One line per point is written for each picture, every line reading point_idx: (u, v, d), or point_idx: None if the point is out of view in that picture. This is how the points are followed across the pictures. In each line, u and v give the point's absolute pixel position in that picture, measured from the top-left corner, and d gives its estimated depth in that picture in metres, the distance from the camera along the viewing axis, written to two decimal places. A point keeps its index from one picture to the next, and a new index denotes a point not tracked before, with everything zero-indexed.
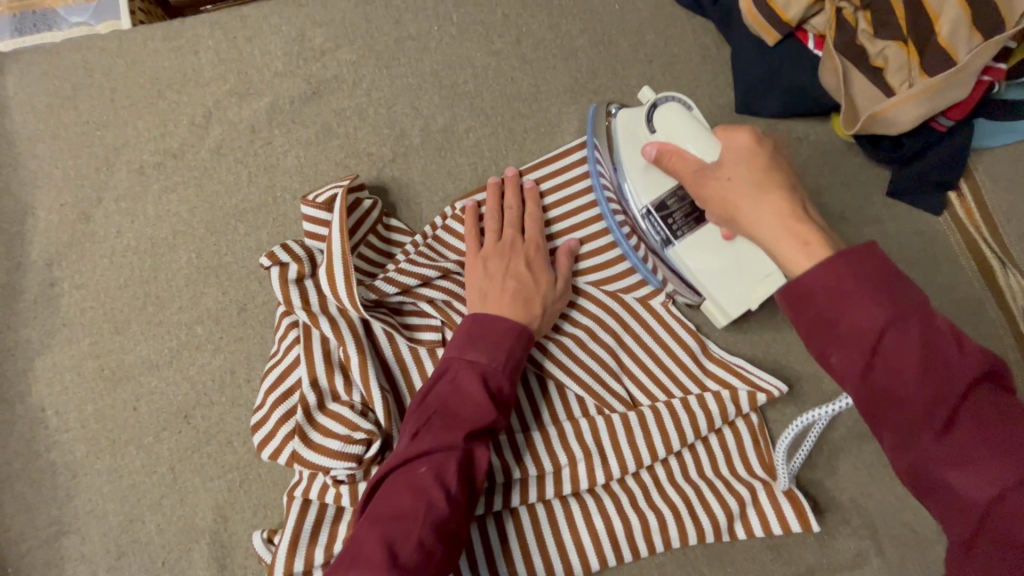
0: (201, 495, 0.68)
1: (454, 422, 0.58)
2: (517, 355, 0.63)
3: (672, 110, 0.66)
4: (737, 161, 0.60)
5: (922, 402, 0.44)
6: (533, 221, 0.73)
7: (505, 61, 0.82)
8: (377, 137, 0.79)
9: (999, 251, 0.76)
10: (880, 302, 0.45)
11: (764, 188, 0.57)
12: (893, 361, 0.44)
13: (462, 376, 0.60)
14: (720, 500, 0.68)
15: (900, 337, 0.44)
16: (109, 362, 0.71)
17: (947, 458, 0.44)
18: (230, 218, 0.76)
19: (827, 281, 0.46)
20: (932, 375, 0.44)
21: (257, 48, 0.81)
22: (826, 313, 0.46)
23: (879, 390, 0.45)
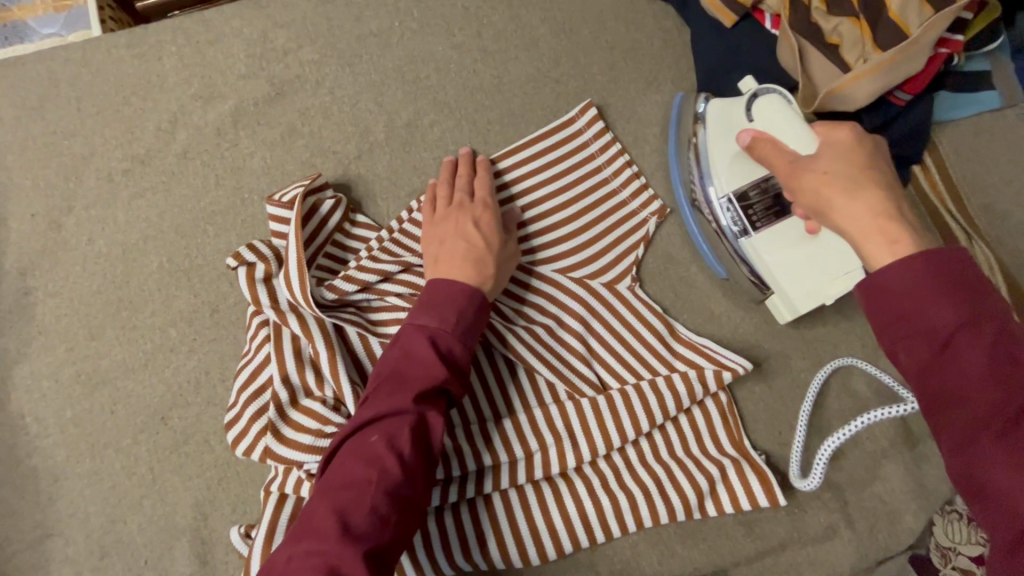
0: (181, 494, 0.69)
1: (404, 387, 0.59)
2: (467, 317, 0.64)
3: (772, 100, 0.66)
4: (835, 155, 0.58)
5: (987, 403, 0.43)
6: (484, 187, 0.73)
7: (466, 54, 0.82)
8: (342, 135, 0.80)
9: (966, 225, 0.75)
10: (954, 304, 0.46)
11: (853, 184, 0.56)
12: (961, 361, 0.44)
13: (413, 342, 0.61)
14: (690, 478, 0.69)
15: (974, 339, 0.45)
16: (85, 367, 0.72)
17: (1004, 462, 0.42)
18: (199, 221, 0.77)
19: (906, 278, 0.48)
20: (999, 379, 0.43)
21: (220, 52, 0.81)
22: (900, 306, 0.48)
23: (943, 388, 0.45)
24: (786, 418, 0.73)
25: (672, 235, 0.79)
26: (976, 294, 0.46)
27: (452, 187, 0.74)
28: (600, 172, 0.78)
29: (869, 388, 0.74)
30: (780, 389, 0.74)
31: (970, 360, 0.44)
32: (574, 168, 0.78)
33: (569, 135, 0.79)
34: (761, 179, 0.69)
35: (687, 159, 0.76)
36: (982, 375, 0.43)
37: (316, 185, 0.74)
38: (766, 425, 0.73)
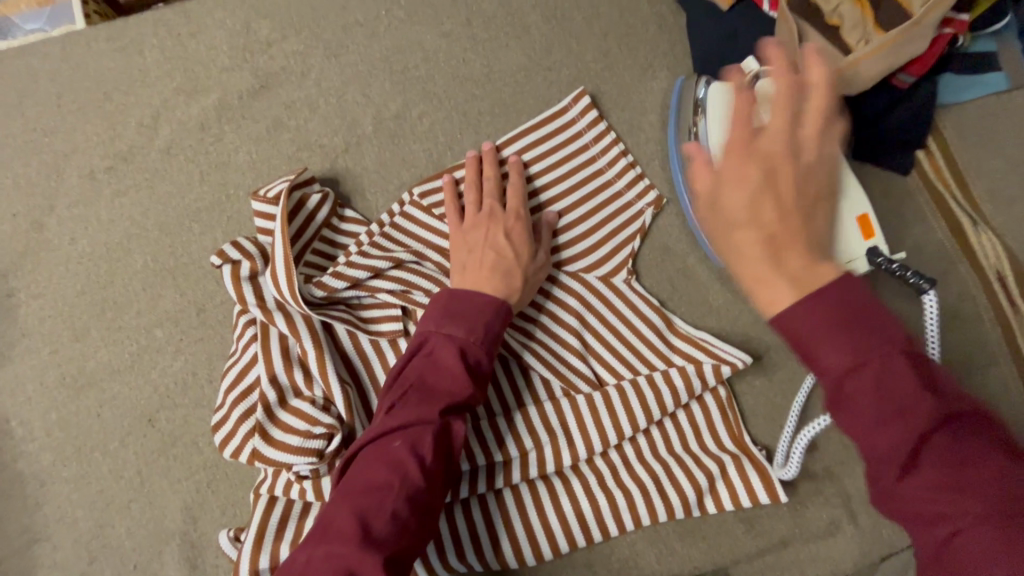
0: (170, 497, 0.68)
1: (431, 396, 0.58)
2: (494, 329, 0.62)
3: (776, 83, 0.64)
4: (746, 190, 0.47)
5: (879, 449, 0.40)
6: (518, 194, 0.71)
7: (455, 43, 0.80)
8: (329, 128, 0.78)
9: (971, 211, 0.74)
10: (841, 349, 0.40)
11: (756, 190, 0.47)
12: (853, 407, 0.40)
13: (439, 349, 0.60)
14: (689, 475, 0.68)
15: (864, 385, 0.40)
16: (70, 370, 0.71)
17: (912, 497, 0.39)
18: (184, 219, 0.75)
19: (796, 316, 0.42)
20: (894, 424, 0.39)
21: (203, 44, 0.79)
22: (791, 344, 0.43)
23: (845, 433, 0.41)
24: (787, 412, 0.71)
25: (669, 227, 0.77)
26: (865, 322, 0.41)
27: (485, 192, 0.72)
28: (595, 163, 0.76)
29: None
30: (780, 382, 0.72)
31: (860, 405, 0.40)
32: (568, 159, 0.76)
33: (562, 126, 0.76)
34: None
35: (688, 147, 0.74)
36: (875, 422, 0.39)
37: (303, 180, 0.72)
38: (767, 419, 0.71)
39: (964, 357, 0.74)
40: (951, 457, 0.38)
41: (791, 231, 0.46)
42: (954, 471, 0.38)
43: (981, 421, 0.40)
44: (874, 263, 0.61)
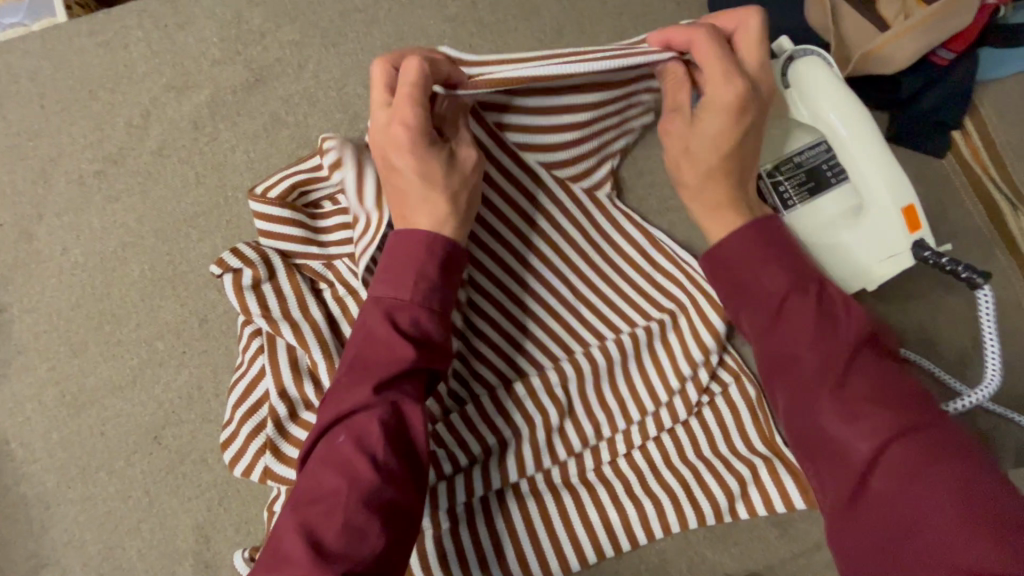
0: (180, 516, 0.65)
1: (363, 376, 0.53)
2: (429, 276, 0.56)
3: (810, 64, 0.61)
4: (716, 122, 0.56)
5: (819, 360, 0.49)
6: (416, 92, 0.55)
7: (461, 27, 0.75)
8: (330, 123, 0.73)
9: (1012, 195, 0.70)
10: (781, 271, 0.53)
11: (729, 135, 0.56)
12: (795, 324, 0.51)
13: (371, 318, 0.55)
14: (720, 480, 0.65)
15: (800, 300, 0.52)
16: (70, 387, 0.68)
17: (840, 411, 0.48)
18: (182, 224, 0.71)
19: (748, 249, 0.55)
20: (830, 337, 0.50)
21: (192, 36, 0.74)
22: (738, 276, 0.55)
23: (783, 348, 0.51)
24: None
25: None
26: (797, 259, 0.54)
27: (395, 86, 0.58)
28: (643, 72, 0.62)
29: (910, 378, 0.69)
30: None
31: (802, 321, 0.51)
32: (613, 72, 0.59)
33: (627, 53, 0.59)
34: (794, 154, 0.63)
35: None
36: (813, 335, 0.50)
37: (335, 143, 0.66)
38: None
39: (1007, 350, 0.70)
40: (875, 369, 0.49)
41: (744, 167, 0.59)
42: (877, 379, 0.49)
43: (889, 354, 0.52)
44: (921, 258, 0.58)
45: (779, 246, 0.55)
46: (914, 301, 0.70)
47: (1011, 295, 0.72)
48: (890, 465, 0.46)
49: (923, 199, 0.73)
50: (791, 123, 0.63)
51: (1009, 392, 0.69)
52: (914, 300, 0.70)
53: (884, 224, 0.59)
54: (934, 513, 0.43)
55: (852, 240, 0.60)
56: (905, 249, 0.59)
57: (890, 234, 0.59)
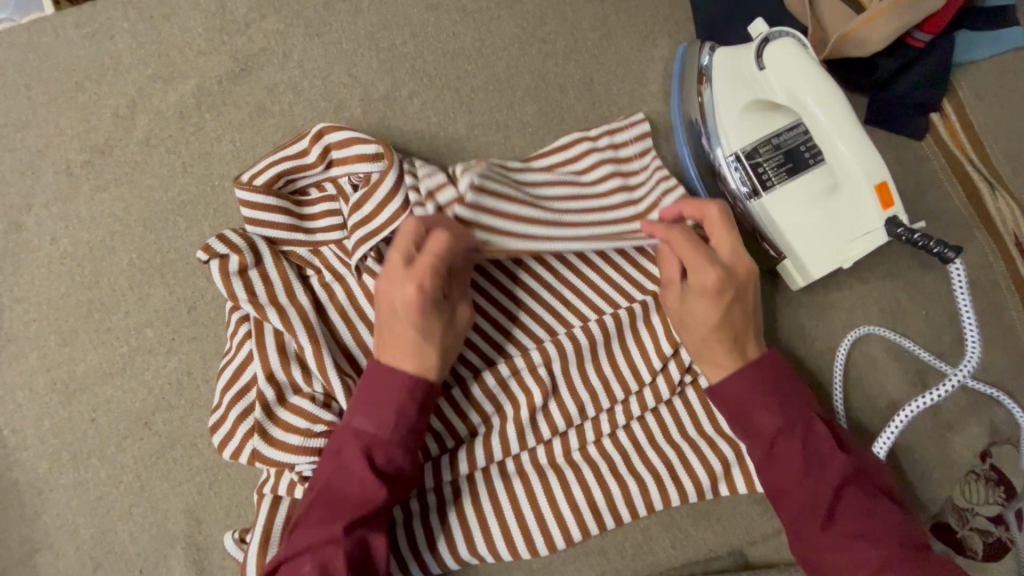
0: (171, 500, 0.66)
1: (337, 511, 0.56)
2: (408, 416, 0.58)
3: (786, 45, 0.62)
4: (706, 303, 0.60)
5: (810, 500, 0.58)
6: (439, 262, 0.57)
7: (444, 16, 0.76)
8: (315, 112, 0.74)
9: (988, 173, 0.73)
10: (775, 414, 0.59)
11: (719, 311, 0.60)
12: (786, 465, 0.59)
13: (347, 449, 0.57)
14: (703, 460, 0.66)
15: (791, 442, 0.59)
16: (61, 375, 0.68)
17: (830, 548, 0.57)
18: (169, 213, 0.72)
19: (743, 390, 0.60)
20: (815, 479, 0.58)
21: (177, 27, 0.75)
22: (736, 410, 0.61)
23: (779, 484, 0.59)
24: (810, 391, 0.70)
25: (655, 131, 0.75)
26: (789, 398, 0.60)
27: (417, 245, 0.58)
28: (637, 209, 0.69)
29: (889, 356, 0.71)
30: (801, 362, 0.71)
31: (792, 462, 0.58)
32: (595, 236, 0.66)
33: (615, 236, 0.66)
34: (773, 136, 0.64)
35: (693, 120, 0.71)
36: (800, 477, 0.58)
37: (326, 133, 0.67)
38: None
39: (984, 327, 0.72)
40: (858, 506, 0.57)
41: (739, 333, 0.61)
42: (861, 518, 0.57)
43: (870, 480, 0.59)
44: (895, 234, 0.59)
45: (772, 379, 0.61)
46: (894, 281, 0.71)
47: (989, 273, 0.73)
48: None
49: (902, 181, 0.74)
50: (771, 105, 0.64)
51: (985, 368, 0.71)
52: (893, 279, 0.71)
53: (859, 204, 0.60)
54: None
55: (811, 249, 0.64)
56: (879, 226, 0.60)
57: (864, 214, 0.61)
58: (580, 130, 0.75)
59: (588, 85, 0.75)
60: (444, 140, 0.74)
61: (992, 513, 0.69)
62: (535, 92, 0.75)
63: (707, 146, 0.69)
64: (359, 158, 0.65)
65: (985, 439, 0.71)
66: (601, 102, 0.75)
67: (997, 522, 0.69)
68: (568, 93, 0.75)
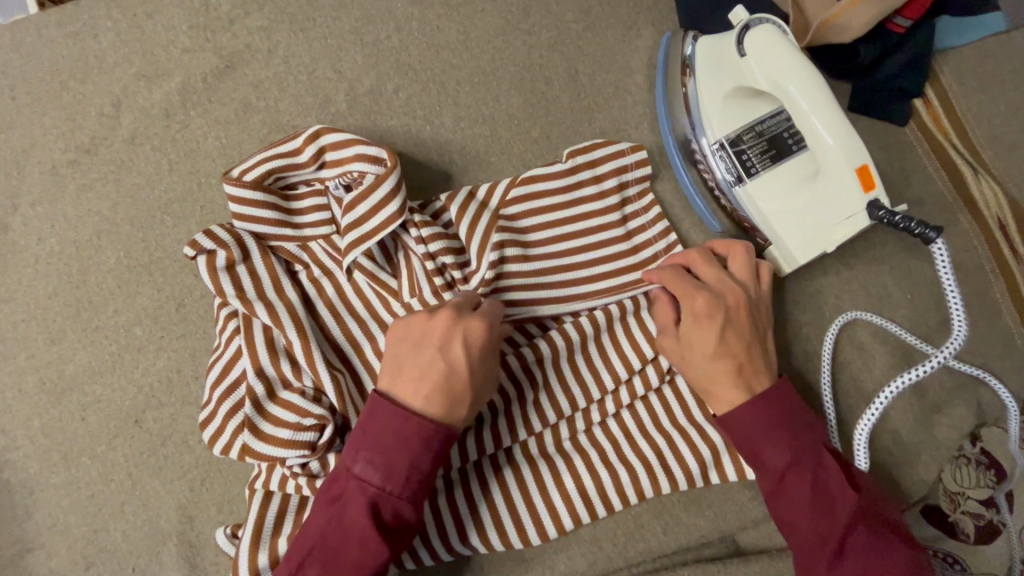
0: (164, 498, 0.66)
1: (335, 566, 0.53)
2: (418, 472, 0.55)
3: (767, 31, 0.62)
4: (703, 339, 0.61)
5: (819, 538, 0.56)
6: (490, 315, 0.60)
7: (428, 10, 0.76)
8: (300, 108, 0.74)
9: (970, 158, 0.74)
10: (782, 446, 0.58)
11: (719, 340, 0.61)
12: (794, 499, 0.57)
13: (350, 494, 0.54)
14: (693, 448, 0.66)
15: (799, 474, 0.57)
16: (50, 374, 0.68)
17: None
18: (156, 211, 0.72)
19: (754, 423, 0.59)
20: (827, 515, 0.56)
21: (161, 25, 0.75)
22: (744, 442, 0.59)
23: (786, 518, 0.57)
24: (798, 376, 0.71)
25: (643, 141, 0.75)
26: (799, 431, 0.59)
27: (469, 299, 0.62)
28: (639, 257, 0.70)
29: (875, 339, 0.71)
30: (789, 347, 0.71)
31: (801, 496, 0.57)
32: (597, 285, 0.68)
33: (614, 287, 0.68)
34: (756, 123, 0.65)
35: (679, 110, 0.72)
36: (808, 512, 0.56)
37: (320, 133, 0.68)
38: None
39: (971, 310, 0.72)
40: (873, 547, 0.55)
41: (751, 367, 0.61)
42: (875, 560, 0.54)
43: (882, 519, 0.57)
44: (876, 218, 0.59)
45: (782, 409, 0.60)
46: (879, 265, 0.72)
47: (974, 256, 0.74)
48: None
49: (886, 166, 0.74)
50: (753, 93, 0.65)
51: (971, 350, 0.72)
52: (878, 263, 0.72)
53: (842, 188, 0.61)
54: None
55: (796, 236, 0.64)
56: (861, 209, 0.61)
57: (848, 198, 0.61)
58: (566, 120, 0.75)
59: (573, 76, 0.76)
60: (430, 133, 0.74)
61: (983, 497, 0.74)
62: (520, 84, 0.75)
63: (692, 136, 0.70)
64: (357, 157, 0.67)
65: (973, 420, 0.71)
66: (586, 93, 0.76)
67: (990, 504, 0.74)
68: (554, 85, 0.75)
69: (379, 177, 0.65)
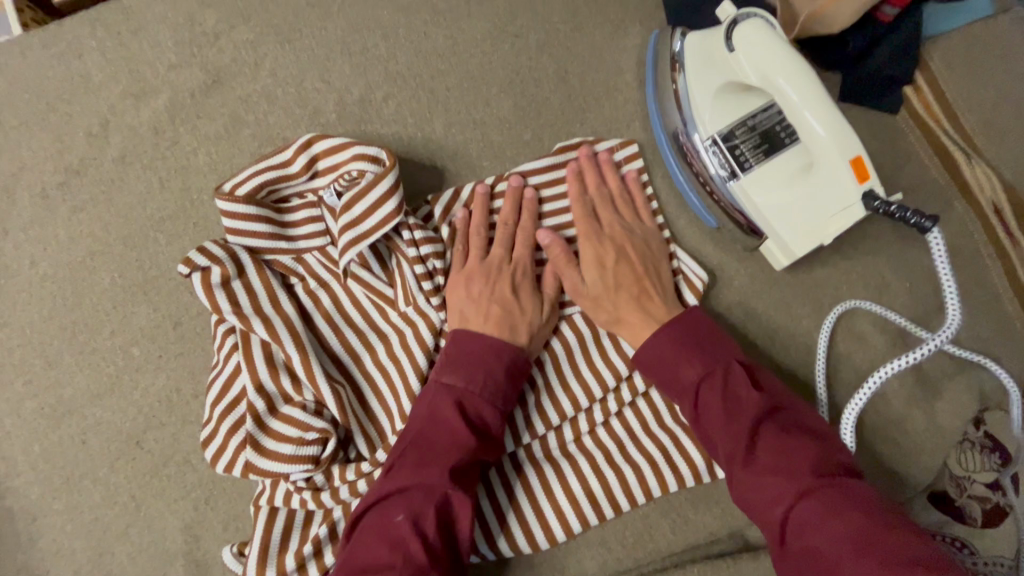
0: (168, 518, 0.66)
1: (429, 459, 0.58)
2: (497, 377, 0.62)
3: (754, 25, 0.61)
4: (602, 269, 0.66)
5: (733, 436, 0.56)
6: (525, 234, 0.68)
7: (414, 16, 0.76)
8: (290, 120, 0.74)
9: (963, 143, 0.73)
10: (692, 362, 0.61)
11: (614, 272, 0.65)
12: (707, 411, 0.59)
13: (438, 401, 0.60)
14: (696, 443, 0.66)
15: (711, 386, 0.59)
16: (48, 399, 0.68)
17: (757, 485, 0.54)
18: (149, 230, 0.71)
19: (659, 350, 0.62)
20: (734, 420, 0.57)
21: (146, 42, 0.74)
22: (658, 367, 0.62)
23: (706, 431, 0.59)
24: (800, 368, 0.70)
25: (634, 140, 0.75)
26: (706, 348, 0.61)
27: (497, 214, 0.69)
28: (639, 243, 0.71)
29: (875, 328, 0.71)
30: (788, 340, 0.71)
31: (714, 404, 0.58)
32: None
33: None
34: (748, 118, 0.65)
35: (669, 107, 0.71)
36: (722, 419, 0.57)
37: (312, 145, 0.68)
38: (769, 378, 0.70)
39: (969, 294, 0.72)
40: (779, 443, 0.55)
41: (645, 290, 0.66)
42: (781, 453, 0.54)
43: (800, 421, 0.57)
44: (872, 208, 0.59)
45: (693, 331, 0.63)
46: (876, 254, 0.72)
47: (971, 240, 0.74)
48: (801, 528, 0.51)
49: (878, 154, 0.75)
50: (743, 87, 0.65)
51: (971, 335, 0.72)
52: (874, 252, 0.72)
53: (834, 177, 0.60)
54: (837, 560, 0.47)
55: (791, 229, 0.64)
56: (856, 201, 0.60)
57: (840, 189, 0.60)
58: (557, 122, 0.75)
59: (562, 78, 0.75)
60: (421, 141, 0.74)
61: (989, 480, 0.72)
62: (509, 87, 0.75)
63: (683, 132, 0.69)
64: (357, 157, 0.67)
65: (976, 404, 0.71)
66: (576, 93, 0.75)
67: (996, 488, 0.72)
68: (543, 86, 0.75)
69: (378, 176, 0.65)
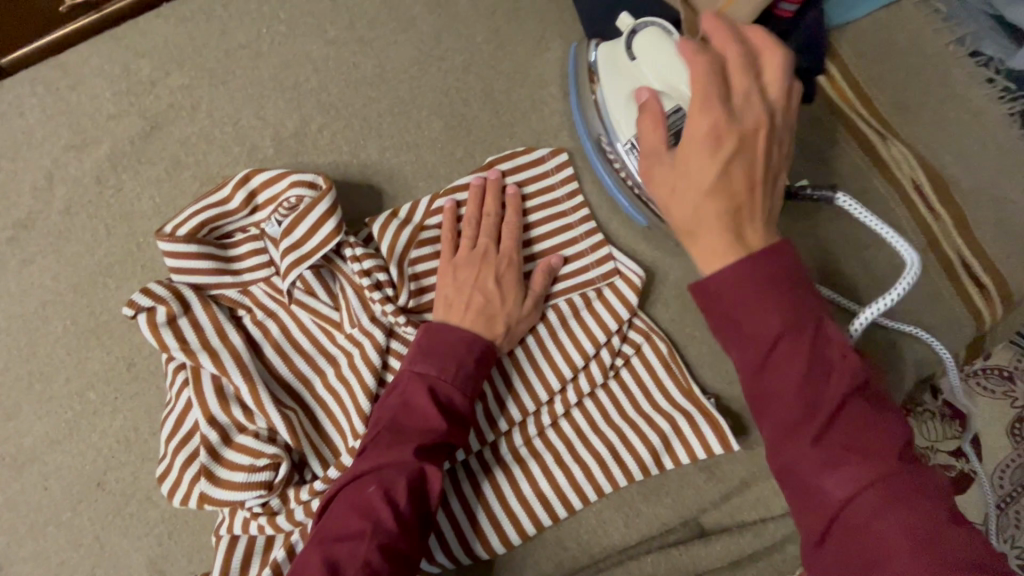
0: (133, 555, 0.67)
1: (404, 437, 0.59)
2: (467, 367, 0.63)
3: (654, 33, 0.64)
4: (700, 162, 0.52)
5: (805, 402, 0.46)
6: (508, 227, 0.71)
7: (343, 48, 0.79)
8: (229, 158, 0.76)
9: (878, 124, 0.76)
10: (778, 312, 0.48)
11: (720, 165, 0.52)
12: (781, 370, 0.48)
13: (411, 388, 0.62)
14: (643, 437, 0.68)
15: (794, 345, 0.48)
16: (8, 449, 0.69)
17: (821, 465, 0.46)
18: (98, 276, 0.73)
19: (738, 292, 0.50)
20: (812, 385, 0.47)
21: (84, 94, 0.77)
22: (731, 310, 0.50)
23: (769, 391, 0.48)
24: None
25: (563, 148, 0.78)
26: (796, 298, 0.49)
27: (484, 204, 0.71)
28: (578, 247, 0.73)
29: None
30: None
31: (789, 365, 0.47)
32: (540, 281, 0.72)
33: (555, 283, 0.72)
34: None
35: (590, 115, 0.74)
36: (800, 381, 0.47)
37: (248, 179, 0.70)
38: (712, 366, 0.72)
39: None
40: (862, 418, 0.46)
41: (748, 200, 0.53)
42: (858, 431, 0.46)
43: (876, 396, 0.48)
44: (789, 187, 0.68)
45: (782, 278, 0.50)
46: (802, 239, 0.74)
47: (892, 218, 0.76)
48: (854, 514, 0.45)
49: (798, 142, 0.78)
50: None
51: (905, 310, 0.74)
52: (800, 236, 0.74)
53: None
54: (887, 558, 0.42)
55: None
56: None
57: None
58: (487, 138, 0.78)
59: (489, 95, 0.78)
60: (358, 168, 0.76)
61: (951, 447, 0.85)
62: (439, 109, 0.78)
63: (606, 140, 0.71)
64: (292, 185, 0.69)
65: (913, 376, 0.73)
66: (503, 109, 0.78)
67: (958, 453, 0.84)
68: (471, 105, 0.78)
69: (314, 200, 0.67)
